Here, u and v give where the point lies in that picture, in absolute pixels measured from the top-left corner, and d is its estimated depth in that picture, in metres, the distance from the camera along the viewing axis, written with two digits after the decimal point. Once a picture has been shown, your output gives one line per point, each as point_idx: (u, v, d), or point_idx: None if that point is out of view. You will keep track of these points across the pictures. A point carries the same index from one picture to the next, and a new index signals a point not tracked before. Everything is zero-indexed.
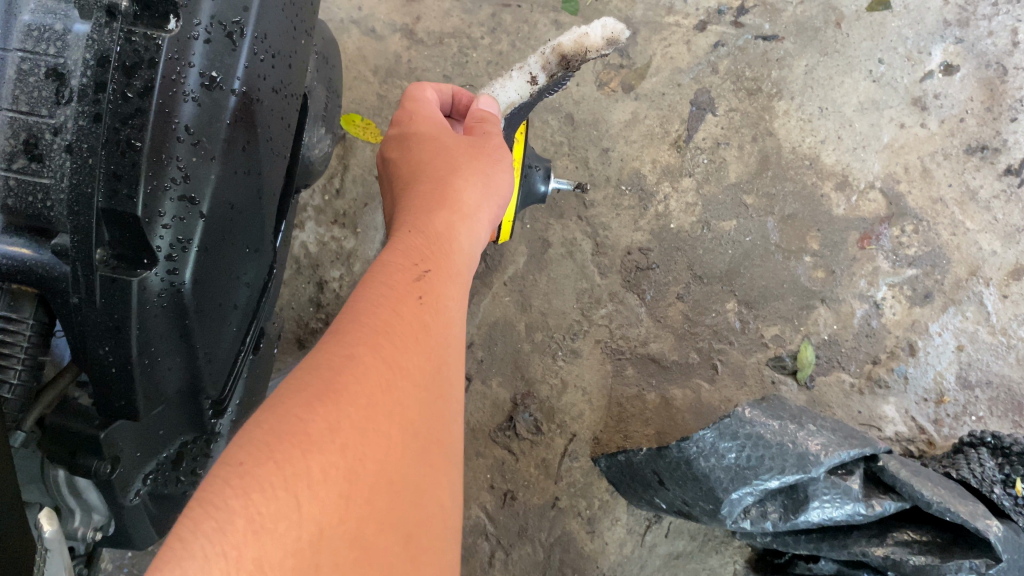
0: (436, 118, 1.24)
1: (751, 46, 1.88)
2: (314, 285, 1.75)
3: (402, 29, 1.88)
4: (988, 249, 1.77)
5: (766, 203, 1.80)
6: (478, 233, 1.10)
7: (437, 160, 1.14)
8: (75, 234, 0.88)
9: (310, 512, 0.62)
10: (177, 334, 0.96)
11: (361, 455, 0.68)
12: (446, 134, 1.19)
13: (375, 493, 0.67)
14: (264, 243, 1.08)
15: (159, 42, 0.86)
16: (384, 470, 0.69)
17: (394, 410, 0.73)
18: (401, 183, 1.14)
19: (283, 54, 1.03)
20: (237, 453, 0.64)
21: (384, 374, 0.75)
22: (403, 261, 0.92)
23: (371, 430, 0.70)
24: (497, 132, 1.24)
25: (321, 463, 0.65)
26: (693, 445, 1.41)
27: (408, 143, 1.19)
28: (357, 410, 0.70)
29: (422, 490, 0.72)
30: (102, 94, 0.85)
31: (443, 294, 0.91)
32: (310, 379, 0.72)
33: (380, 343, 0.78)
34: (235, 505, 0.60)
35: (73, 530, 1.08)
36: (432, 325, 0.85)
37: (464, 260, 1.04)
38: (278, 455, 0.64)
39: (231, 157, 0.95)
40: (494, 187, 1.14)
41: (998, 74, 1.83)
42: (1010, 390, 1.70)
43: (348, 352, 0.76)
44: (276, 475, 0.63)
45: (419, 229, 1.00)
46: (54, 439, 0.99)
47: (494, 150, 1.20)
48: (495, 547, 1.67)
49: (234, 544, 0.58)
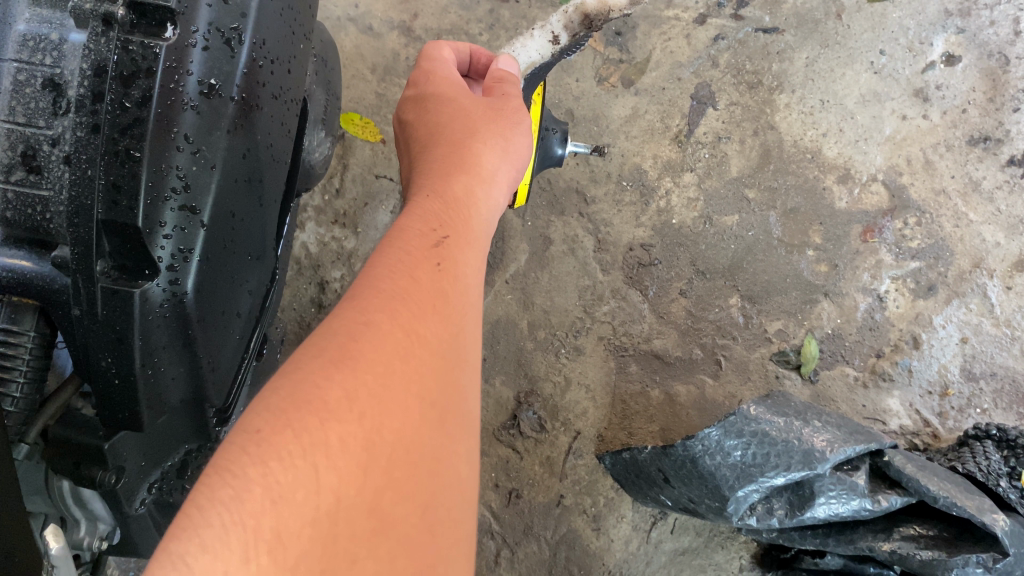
0: (454, 82, 1.22)
1: (751, 38, 1.87)
2: (315, 286, 1.73)
3: (400, 26, 1.86)
4: (992, 240, 1.77)
5: (767, 197, 1.79)
6: (494, 201, 1.07)
7: (454, 124, 1.12)
8: (76, 246, 0.87)
9: (328, 480, 0.60)
10: (180, 344, 0.95)
11: (382, 421, 0.65)
12: (464, 99, 1.17)
13: (397, 459, 0.65)
14: (266, 250, 1.07)
15: (157, 51, 0.86)
16: (407, 437, 0.67)
17: (414, 376, 0.71)
18: (419, 148, 1.13)
19: (282, 59, 1.02)
20: (255, 420, 0.63)
21: (405, 339, 0.72)
22: (420, 226, 0.89)
23: (391, 397, 0.68)
24: (515, 95, 1.22)
25: (340, 432, 0.63)
26: (698, 443, 1.41)
27: (425, 107, 1.18)
28: (376, 375, 0.68)
29: (447, 456, 0.69)
30: (100, 105, 0.85)
31: (461, 259, 0.88)
32: (328, 344, 0.70)
33: (400, 308, 0.76)
34: (252, 474, 0.59)
35: (78, 539, 1.08)
36: (453, 288, 0.83)
37: (483, 226, 1.01)
38: (295, 422, 0.62)
39: (231, 165, 0.94)
40: (509, 152, 1.12)
41: (1000, 63, 1.83)
42: (1015, 382, 1.69)
43: (367, 318, 0.74)
44: (294, 443, 0.61)
45: (436, 194, 0.97)
46: (58, 452, 0.97)
47: (511, 115, 1.17)
48: (501, 546, 1.67)
49: (252, 513, 0.57)
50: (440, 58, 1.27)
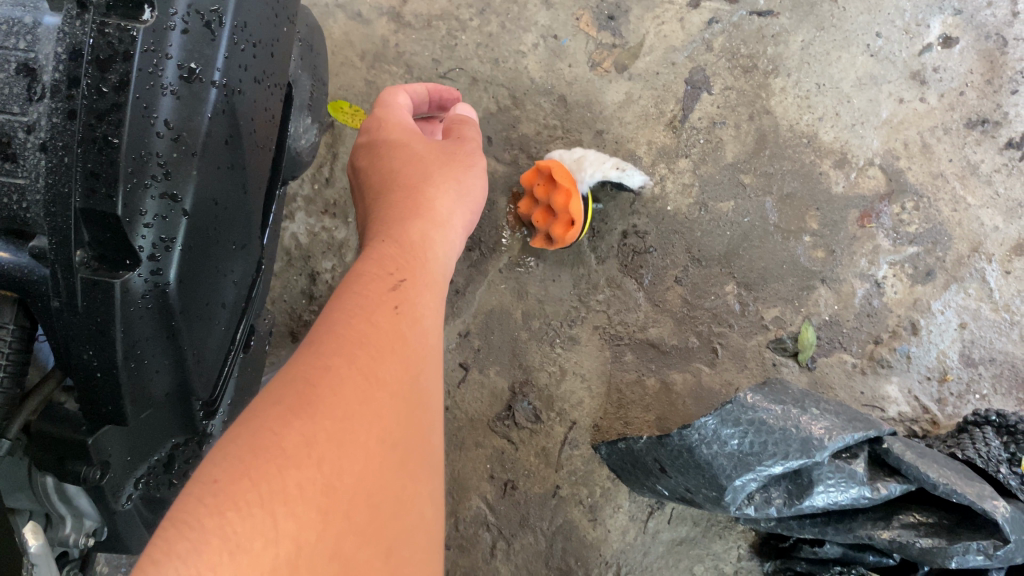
0: (406, 125, 1.30)
1: (746, 22, 1.84)
2: (306, 277, 1.71)
3: (389, 12, 1.83)
4: (990, 224, 1.75)
5: (763, 182, 1.77)
6: (450, 242, 1.17)
7: (408, 169, 1.21)
8: (53, 236, 0.84)
9: (287, 528, 0.65)
10: (164, 336, 0.93)
11: (339, 468, 0.71)
12: (415, 140, 1.26)
13: (354, 504, 0.71)
14: (251, 239, 1.04)
15: (133, 34, 0.82)
16: (363, 483, 0.73)
17: (372, 421, 0.78)
18: (375, 191, 1.21)
19: (264, 43, 0.99)
20: (214, 472, 0.69)
21: (360, 387, 0.79)
22: (378, 274, 0.98)
23: (348, 442, 0.74)
24: (468, 138, 1.34)
25: (298, 478, 0.69)
26: (695, 432, 1.39)
27: (377, 154, 1.25)
28: (332, 423, 0.75)
29: (405, 495, 0.76)
30: (76, 90, 0.82)
31: (416, 305, 0.97)
32: (285, 394, 0.77)
33: (354, 357, 0.83)
34: (211, 524, 0.64)
35: (64, 537, 1.05)
36: (405, 336, 0.91)
37: (438, 269, 1.11)
38: (253, 471, 0.68)
39: (213, 152, 0.91)
40: (465, 194, 1.23)
41: (998, 45, 1.80)
42: (1014, 367, 1.68)
43: (321, 367, 0.80)
44: (253, 492, 0.67)
45: (393, 240, 1.07)
46: (42, 448, 0.95)
47: (465, 158, 1.28)
48: (497, 538, 1.66)
49: (211, 563, 0.62)
50: (396, 104, 1.34)
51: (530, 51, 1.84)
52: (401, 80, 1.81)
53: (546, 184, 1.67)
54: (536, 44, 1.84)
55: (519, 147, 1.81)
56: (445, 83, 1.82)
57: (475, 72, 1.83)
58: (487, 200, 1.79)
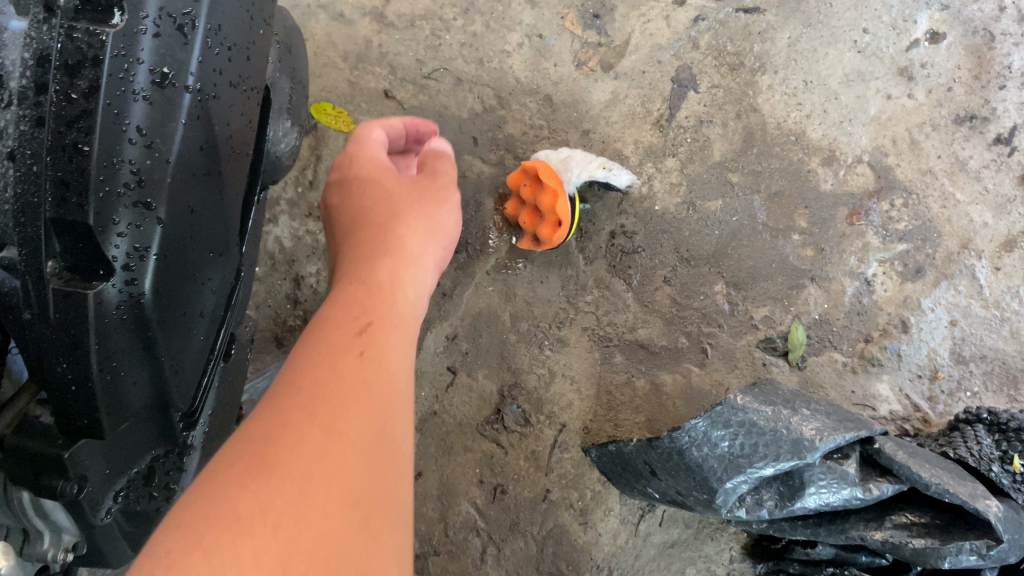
0: (377, 161, 1.40)
1: (732, 19, 1.83)
2: (291, 281, 1.68)
3: (372, 12, 1.81)
4: (980, 221, 1.74)
5: (751, 181, 1.76)
6: (421, 279, 1.28)
7: (379, 208, 1.31)
8: (23, 247, 0.81)
9: None
10: (140, 346, 0.91)
11: (295, 530, 0.72)
12: (386, 179, 1.36)
13: (313, 564, 0.71)
14: (229, 247, 1.02)
15: (103, 38, 0.79)
16: (321, 541, 0.73)
17: (332, 479, 0.79)
18: (347, 229, 1.31)
19: (240, 47, 0.97)
20: (169, 544, 0.69)
21: (318, 445, 0.81)
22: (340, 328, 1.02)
23: (305, 502, 0.75)
24: (440, 170, 1.42)
25: (253, 545, 0.70)
26: (685, 434, 1.37)
27: (348, 191, 1.35)
28: (289, 483, 0.76)
29: (366, 549, 0.77)
30: (44, 97, 0.79)
31: (377, 356, 1.00)
32: (244, 457, 0.79)
33: (312, 416, 0.85)
34: None
35: (43, 551, 1.02)
36: (368, 388, 0.93)
37: (407, 307, 1.19)
38: (208, 539, 0.69)
39: (187, 159, 0.89)
40: (435, 232, 1.34)
41: (985, 41, 1.80)
42: (1004, 364, 1.67)
43: (282, 427, 0.83)
44: (207, 560, 0.68)
45: (360, 283, 1.16)
46: (18, 465, 0.91)
47: (431, 194, 1.37)
48: (487, 543, 1.64)
49: None
50: (369, 137, 1.42)
51: (515, 51, 1.82)
52: (385, 81, 1.78)
53: (532, 185, 1.65)
54: (521, 43, 1.82)
55: (505, 147, 1.79)
56: (430, 83, 1.79)
57: (460, 72, 1.80)
58: (474, 201, 1.77)
